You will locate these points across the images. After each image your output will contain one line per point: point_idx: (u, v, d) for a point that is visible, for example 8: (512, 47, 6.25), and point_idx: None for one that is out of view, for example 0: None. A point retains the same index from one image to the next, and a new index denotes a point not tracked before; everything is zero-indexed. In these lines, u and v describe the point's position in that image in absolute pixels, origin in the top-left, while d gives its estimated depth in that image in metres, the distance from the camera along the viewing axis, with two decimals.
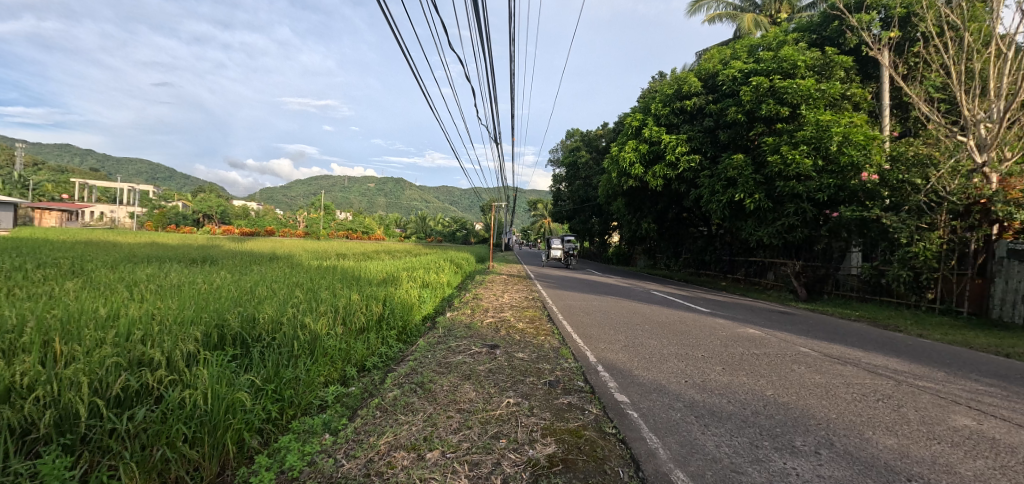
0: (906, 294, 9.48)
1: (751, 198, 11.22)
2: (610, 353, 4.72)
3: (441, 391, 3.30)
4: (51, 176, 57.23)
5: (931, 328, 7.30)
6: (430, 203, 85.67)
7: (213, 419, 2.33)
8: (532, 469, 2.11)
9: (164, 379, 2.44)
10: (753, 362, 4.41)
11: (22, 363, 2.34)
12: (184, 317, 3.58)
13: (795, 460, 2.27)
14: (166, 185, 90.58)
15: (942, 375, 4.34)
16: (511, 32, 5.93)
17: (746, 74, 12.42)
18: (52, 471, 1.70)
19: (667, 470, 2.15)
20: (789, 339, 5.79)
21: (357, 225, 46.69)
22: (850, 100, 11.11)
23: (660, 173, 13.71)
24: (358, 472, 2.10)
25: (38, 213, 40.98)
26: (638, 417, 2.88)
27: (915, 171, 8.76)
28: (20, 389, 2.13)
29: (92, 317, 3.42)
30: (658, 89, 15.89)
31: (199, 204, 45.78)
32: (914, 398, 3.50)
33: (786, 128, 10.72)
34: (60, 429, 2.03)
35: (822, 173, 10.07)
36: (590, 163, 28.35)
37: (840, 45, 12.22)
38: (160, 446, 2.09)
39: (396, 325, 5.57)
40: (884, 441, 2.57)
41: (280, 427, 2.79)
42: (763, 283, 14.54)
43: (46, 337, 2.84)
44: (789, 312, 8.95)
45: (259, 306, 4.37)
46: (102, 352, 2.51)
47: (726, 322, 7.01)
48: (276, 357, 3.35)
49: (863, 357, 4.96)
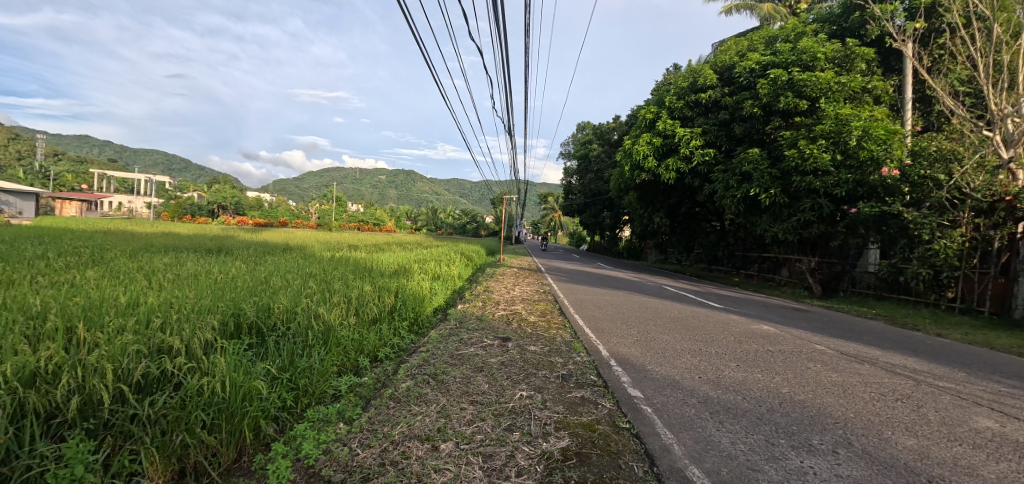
0: (925, 292, 9.27)
1: (767, 193, 10.92)
2: (623, 347, 4.72)
3: (454, 383, 3.31)
4: (71, 168, 58.79)
5: (951, 328, 7.13)
6: (441, 196, 85.93)
7: (231, 406, 2.39)
8: (547, 462, 2.11)
9: (182, 367, 2.49)
10: (768, 359, 4.34)
11: (46, 348, 2.41)
12: (201, 306, 3.66)
13: (812, 458, 2.24)
14: (182, 175, 92.64)
15: (962, 376, 4.24)
16: (526, 23, 5.79)
17: (764, 66, 12.11)
18: (76, 455, 1.77)
19: (682, 465, 2.14)
20: (804, 336, 5.68)
21: (368, 217, 47.38)
22: (871, 94, 10.76)
23: (674, 166, 13.48)
24: (373, 461, 2.14)
25: (59, 202, 42.39)
26: (652, 412, 2.86)
27: (937, 167, 8.50)
28: (44, 375, 2.18)
29: (112, 304, 3.51)
30: (673, 82, 15.60)
31: (214, 195, 46.70)
32: (934, 398, 3.43)
33: (804, 122, 10.42)
34: (83, 414, 2.08)
35: (840, 167, 9.78)
36: (602, 155, 27.75)
37: (862, 36, 11.86)
38: (179, 432, 2.15)
39: (407, 316, 5.59)
40: (904, 441, 2.53)
41: (296, 415, 2.86)
42: (777, 280, 14.19)
43: (69, 324, 2.93)
44: (806, 310, 8.73)
45: (274, 296, 4.44)
46: (124, 339, 2.57)
47: (739, 318, 6.90)
48: (290, 346, 3.39)
49: (881, 356, 4.86)
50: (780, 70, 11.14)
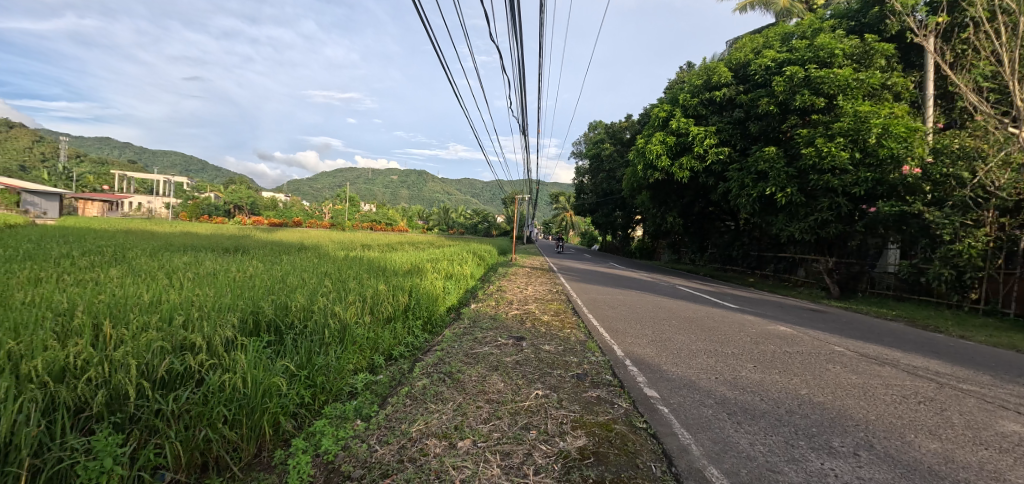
0: (947, 293, 9.07)
1: (783, 192, 10.76)
2: (638, 347, 4.69)
3: (470, 382, 3.33)
4: (92, 170, 60.34)
5: (975, 330, 6.94)
6: (453, 196, 86.26)
7: (251, 402, 2.44)
8: (564, 461, 2.12)
9: (204, 363, 2.55)
10: (785, 361, 4.29)
11: (74, 344, 2.48)
12: (221, 304, 3.73)
13: (833, 461, 2.21)
14: (199, 176, 94.57)
15: (988, 379, 4.13)
16: (541, 23, 5.79)
17: (779, 63, 11.94)
18: (105, 448, 1.83)
19: (701, 466, 2.12)
20: (822, 338, 5.59)
21: (381, 217, 47.85)
22: (891, 91, 10.53)
23: (687, 165, 13.35)
24: (392, 458, 2.16)
25: (81, 202, 43.62)
26: (668, 412, 2.85)
27: (961, 165, 8.37)
28: (73, 369, 2.25)
29: (135, 302, 3.59)
30: (686, 80, 15.44)
31: (230, 195, 47.56)
32: (959, 402, 3.35)
33: (822, 120, 10.24)
34: (110, 408, 2.14)
35: (859, 166, 9.58)
36: (614, 155, 27.60)
37: (881, 32, 11.61)
38: (202, 427, 2.21)
39: (421, 315, 5.64)
40: (927, 444, 2.48)
41: (313, 412, 2.91)
42: (793, 281, 13.98)
43: (95, 321, 3.00)
44: (823, 310, 8.58)
45: (291, 295, 4.51)
46: (149, 336, 2.64)
47: (755, 319, 6.81)
48: (307, 343, 3.45)
49: (902, 358, 4.76)
50: (796, 68, 10.98)
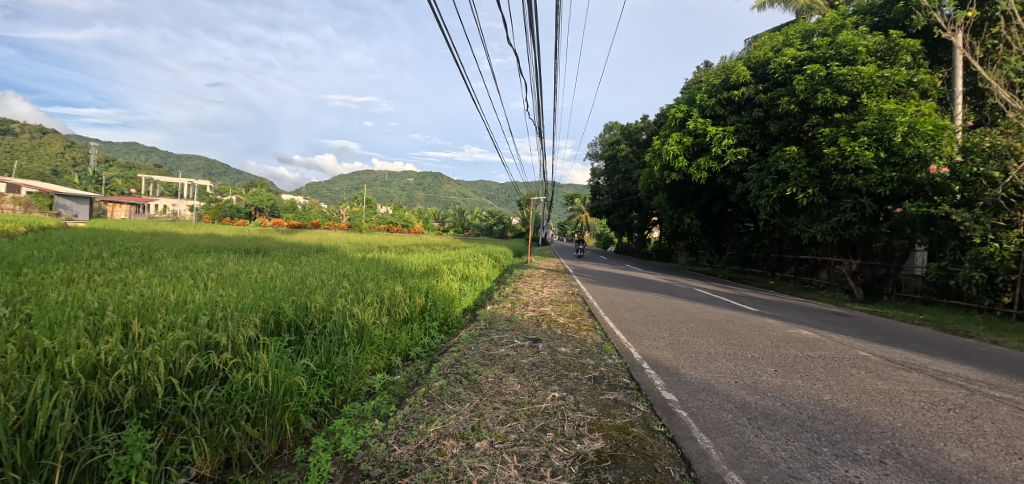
0: (978, 297, 8.73)
1: (804, 193, 10.52)
2: (655, 350, 4.63)
3: (486, 383, 3.34)
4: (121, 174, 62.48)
5: (1009, 335, 6.66)
6: (467, 198, 86.65)
7: (273, 401, 2.49)
8: (581, 464, 2.11)
9: (227, 362, 2.61)
10: (808, 365, 4.19)
11: (105, 342, 2.56)
12: (243, 304, 3.82)
13: (858, 468, 2.15)
14: (221, 179, 97.18)
15: (1023, 386, 3.96)
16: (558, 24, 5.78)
17: (800, 61, 11.70)
18: (135, 443, 1.89)
19: (721, 471, 2.09)
20: (846, 342, 5.43)
21: (397, 219, 48.39)
22: (918, 88, 10.21)
23: (704, 166, 13.14)
24: (410, 457, 2.19)
25: (111, 205, 45.25)
26: (687, 416, 2.81)
27: (993, 164, 7.95)
28: (104, 366, 2.33)
29: (162, 302, 3.70)
30: (703, 79, 15.23)
31: (251, 198, 48.72)
32: (992, 409, 3.22)
33: (844, 118, 9.98)
34: (139, 404, 2.22)
35: (884, 165, 9.29)
36: (629, 156, 27.38)
37: (907, 27, 11.28)
38: (226, 424, 2.27)
39: (437, 316, 5.68)
40: (958, 453, 2.39)
41: (332, 410, 2.95)
42: (815, 283, 13.65)
43: (124, 320, 3.10)
44: (847, 314, 8.35)
45: (311, 295, 4.59)
46: (175, 335, 2.72)
47: (776, 322, 6.66)
48: (326, 344, 3.51)
49: (931, 364, 4.59)
50: (817, 66, 10.75)
